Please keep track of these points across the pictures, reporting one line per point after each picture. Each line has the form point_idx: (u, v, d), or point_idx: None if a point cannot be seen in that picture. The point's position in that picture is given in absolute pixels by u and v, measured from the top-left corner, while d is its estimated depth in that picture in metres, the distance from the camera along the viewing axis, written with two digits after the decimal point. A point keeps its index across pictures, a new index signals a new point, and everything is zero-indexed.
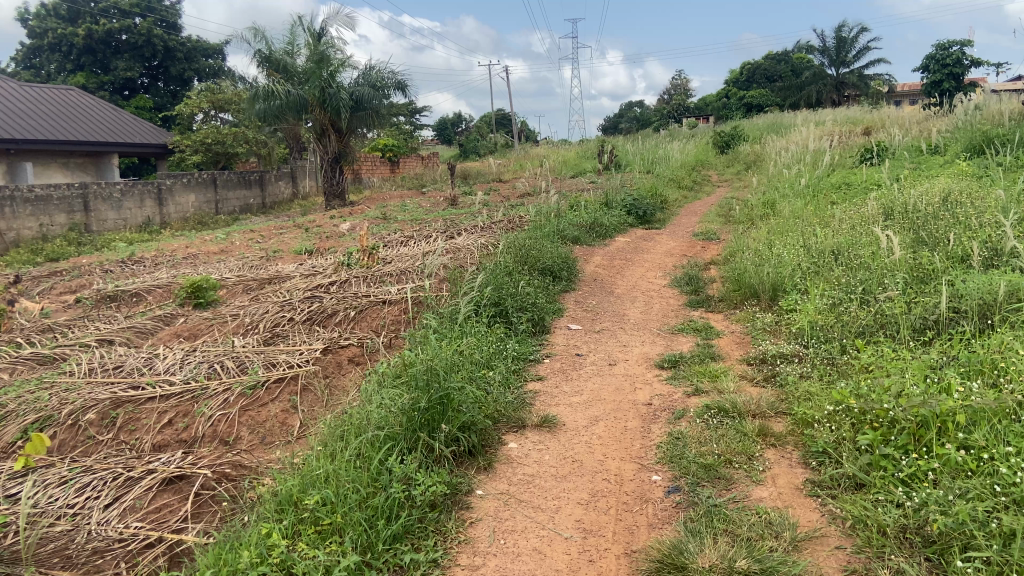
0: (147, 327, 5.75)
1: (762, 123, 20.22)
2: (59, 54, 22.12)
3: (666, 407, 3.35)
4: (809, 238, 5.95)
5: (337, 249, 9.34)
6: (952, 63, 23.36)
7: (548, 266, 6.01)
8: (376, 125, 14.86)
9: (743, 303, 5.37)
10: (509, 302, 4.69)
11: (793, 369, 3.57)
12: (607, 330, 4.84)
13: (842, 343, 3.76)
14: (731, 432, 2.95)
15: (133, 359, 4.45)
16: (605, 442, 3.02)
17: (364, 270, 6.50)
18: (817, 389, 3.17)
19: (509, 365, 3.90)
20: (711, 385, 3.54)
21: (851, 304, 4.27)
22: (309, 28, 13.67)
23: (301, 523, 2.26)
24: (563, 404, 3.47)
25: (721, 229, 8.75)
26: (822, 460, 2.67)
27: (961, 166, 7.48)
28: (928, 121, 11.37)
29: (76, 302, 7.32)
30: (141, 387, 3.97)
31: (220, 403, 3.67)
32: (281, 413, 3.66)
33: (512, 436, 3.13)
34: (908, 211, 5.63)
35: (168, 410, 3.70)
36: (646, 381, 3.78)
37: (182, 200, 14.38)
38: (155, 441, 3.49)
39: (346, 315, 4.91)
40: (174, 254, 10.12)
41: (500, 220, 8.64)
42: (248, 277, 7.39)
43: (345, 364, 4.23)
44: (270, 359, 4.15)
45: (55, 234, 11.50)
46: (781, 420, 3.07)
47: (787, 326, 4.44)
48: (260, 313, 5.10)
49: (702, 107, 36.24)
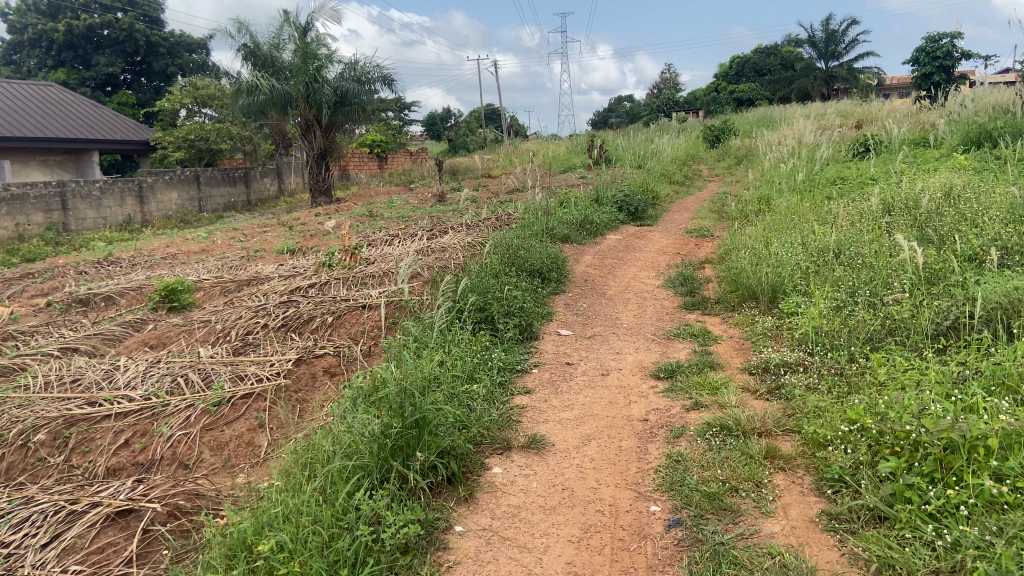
0: (116, 334, 5.46)
1: (753, 116, 20.03)
2: (39, 49, 21.60)
3: (663, 425, 3.09)
4: (808, 236, 5.70)
5: (320, 248, 9.05)
6: (943, 55, 23.24)
7: (537, 268, 5.73)
8: (362, 120, 14.53)
9: (740, 305, 5.11)
10: (495, 307, 4.42)
11: (798, 381, 3.32)
12: (600, 336, 4.58)
13: (850, 351, 3.52)
14: (736, 454, 2.69)
15: (92, 372, 4.15)
16: (599, 466, 2.77)
17: (345, 272, 6.22)
18: (829, 404, 2.92)
19: (494, 377, 3.63)
20: (712, 399, 3.28)
21: (858, 309, 4.02)
22: (296, 22, 13.30)
23: (253, 573, 2.00)
24: (552, 422, 3.20)
25: (715, 225, 8.50)
26: (839, 489, 2.42)
27: (960, 160, 7.27)
28: (920, 114, 11.19)
29: (46, 307, 7.02)
30: (98, 403, 3.68)
31: (181, 422, 3.39)
32: (247, 432, 3.38)
33: (495, 459, 2.87)
34: (910, 208, 5.41)
35: (125, 430, 3.41)
36: (641, 394, 3.52)
37: (164, 198, 14.02)
38: (110, 464, 3.22)
39: (323, 321, 4.64)
40: (153, 254, 9.79)
41: (487, 217, 8.38)
42: (226, 279, 7.09)
43: (320, 375, 3.95)
44: (237, 372, 3.87)
45: (32, 233, 11.12)
46: (790, 440, 2.82)
47: (789, 331, 4.19)
48: (231, 320, 4.81)
49: (692, 101, 36.00)
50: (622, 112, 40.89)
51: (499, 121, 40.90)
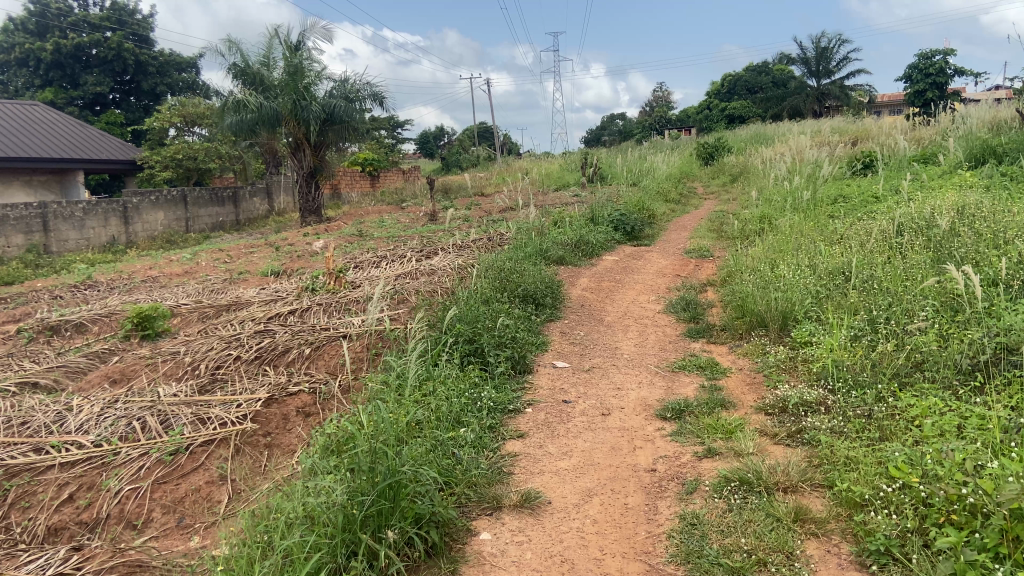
0: (81, 367, 5.08)
1: (747, 133, 19.95)
2: (26, 68, 21.29)
3: (673, 476, 2.75)
4: (816, 257, 5.40)
5: (305, 270, 8.72)
6: (936, 72, 23.23)
7: (530, 293, 5.39)
8: (352, 138, 14.25)
9: (749, 333, 4.74)
10: (486, 339, 4.07)
11: (821, 424, 2.99)
12: (599, 368, 4.23)
13: (877, 390, 3.19)
14: (761, 516, 2.35)
15: (42, 412, 3.73)
16: (603, 529, 2.43)
17: (329, 297, 5.88)
18: (863, 454, 2.59)
19: (483, 420, 3.27)
20: (726, 446, 2.94)
21: (879, 341, 3.70)
22: (286, 40, 13.07)
23: None
24: (547, 473, 2.85)
25: (714, 244, 8.19)
26: (886, 565, 2.09)
27: (965, 177, 7.02)
28: (917, 131, 10.99)
29: (15, 334, 6.64)
30: (44, 449, 3.29)
31: (131, 475, 3.03)
32: (206, 485, 3.02)
33: (483, 522, 2.51)
34: (923, 228, 5.11)
35: (70, 483, 3.04)
36: (646, 437, 3.16)
37: (150, 218, 13.65)
38: (51, 523, 2.84)
39: (299, 353, 4.28)
40: (134, 276, 9.42)
41: (479, 238, 8.08)
42: (205, 303, 6.73)
43: (292, 416, 3.58)
44: (199, 415, 3.50)
45: (11, 255, 10.74)
46: (820, 497, 2.49)
47: (805, 364, 3.85)
48: (202, 351, 4.45)
49: (684, 118, 35.93)
50: (615, 131, 40.84)
51: (492, 140, 40.82)
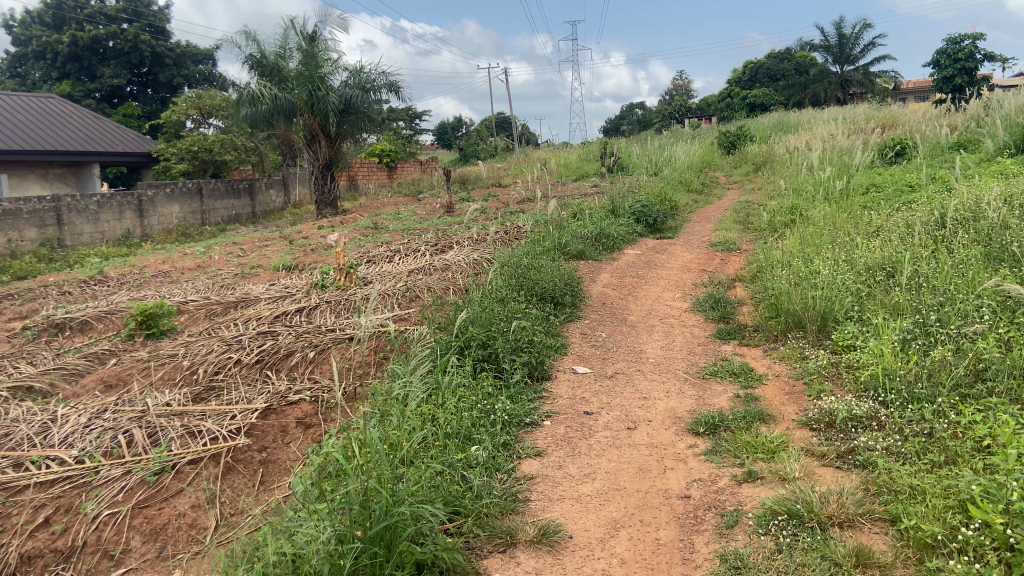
0: (79, 369, 4.83)
1: (768, 120, 19.47)
2: (44, 61, 21.20)
3: (710, 505, 2.44)
4: (852, 251, 5.04)
5: (318, 265, 8.45)
6: (964, 58, 22.43)
7: (548, 291, 5.07)
8: (368, 129, 13.96)
9: (785, 335, 4.38)
10: (500, 344, 3.77)
11: (876, 444, 2.66)
12: (623, 374, 3.92)
13: (936, 404, 2.85)
14: (815, 559, 2.04)
15: (25, 424, 3.46)
16: (632, 572, 2.13)
17: (338, 294, 5.60)
18: (930, 483, 2.26)
19: (496, 437, 2.99)
20: (768, 468, 2.63)
21: (933, 345, 3.34)
22: (302, 30, 12.80)
23: None
24: (568, 501, 2.55)
25: (740, 237, 7.83)
26: None
27: (1006, 165, 6.61)
28: (949, 116, 10.54)
29: (20, 332, 6.42)
30: (23, 466, 3.03)
31: (110, 497, 2.77)
32: (191, 511, 2.77)
33: (496, 562, 2.21)
34: (969, 219, 4.75)
35: (46, 505, 2.78)
36: (677, 457, 2.85)
37: (165, 211, 13.46)
38: (22, 551, 2.60)
39: (302, 357, 4.01)
40: (145, 271, 9.21)
41: (495, 231, 7.78)
42: (213, 299, 6.47)
43: (291, 428, 3.32)
44: (190, 428, 3.22)
45: (25, 250, 10.56)
46: (883, 535, 2.16)
47: (849, 370, 3.52)
48: (201, 353, 4.17)
49: (704, 107, 35.29)
50: (634, 120, 40.27)
51: (511, 130, 40.44)
